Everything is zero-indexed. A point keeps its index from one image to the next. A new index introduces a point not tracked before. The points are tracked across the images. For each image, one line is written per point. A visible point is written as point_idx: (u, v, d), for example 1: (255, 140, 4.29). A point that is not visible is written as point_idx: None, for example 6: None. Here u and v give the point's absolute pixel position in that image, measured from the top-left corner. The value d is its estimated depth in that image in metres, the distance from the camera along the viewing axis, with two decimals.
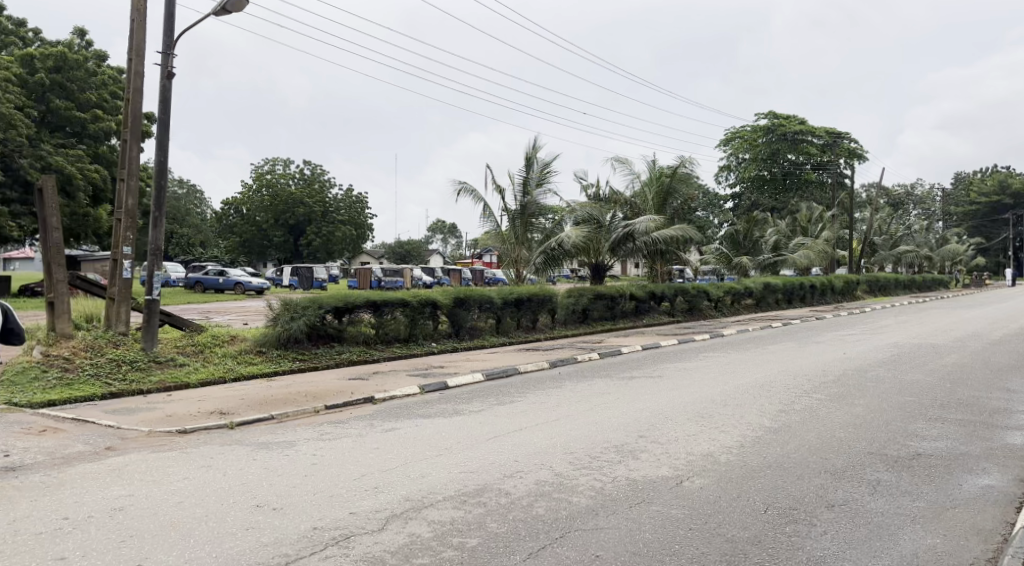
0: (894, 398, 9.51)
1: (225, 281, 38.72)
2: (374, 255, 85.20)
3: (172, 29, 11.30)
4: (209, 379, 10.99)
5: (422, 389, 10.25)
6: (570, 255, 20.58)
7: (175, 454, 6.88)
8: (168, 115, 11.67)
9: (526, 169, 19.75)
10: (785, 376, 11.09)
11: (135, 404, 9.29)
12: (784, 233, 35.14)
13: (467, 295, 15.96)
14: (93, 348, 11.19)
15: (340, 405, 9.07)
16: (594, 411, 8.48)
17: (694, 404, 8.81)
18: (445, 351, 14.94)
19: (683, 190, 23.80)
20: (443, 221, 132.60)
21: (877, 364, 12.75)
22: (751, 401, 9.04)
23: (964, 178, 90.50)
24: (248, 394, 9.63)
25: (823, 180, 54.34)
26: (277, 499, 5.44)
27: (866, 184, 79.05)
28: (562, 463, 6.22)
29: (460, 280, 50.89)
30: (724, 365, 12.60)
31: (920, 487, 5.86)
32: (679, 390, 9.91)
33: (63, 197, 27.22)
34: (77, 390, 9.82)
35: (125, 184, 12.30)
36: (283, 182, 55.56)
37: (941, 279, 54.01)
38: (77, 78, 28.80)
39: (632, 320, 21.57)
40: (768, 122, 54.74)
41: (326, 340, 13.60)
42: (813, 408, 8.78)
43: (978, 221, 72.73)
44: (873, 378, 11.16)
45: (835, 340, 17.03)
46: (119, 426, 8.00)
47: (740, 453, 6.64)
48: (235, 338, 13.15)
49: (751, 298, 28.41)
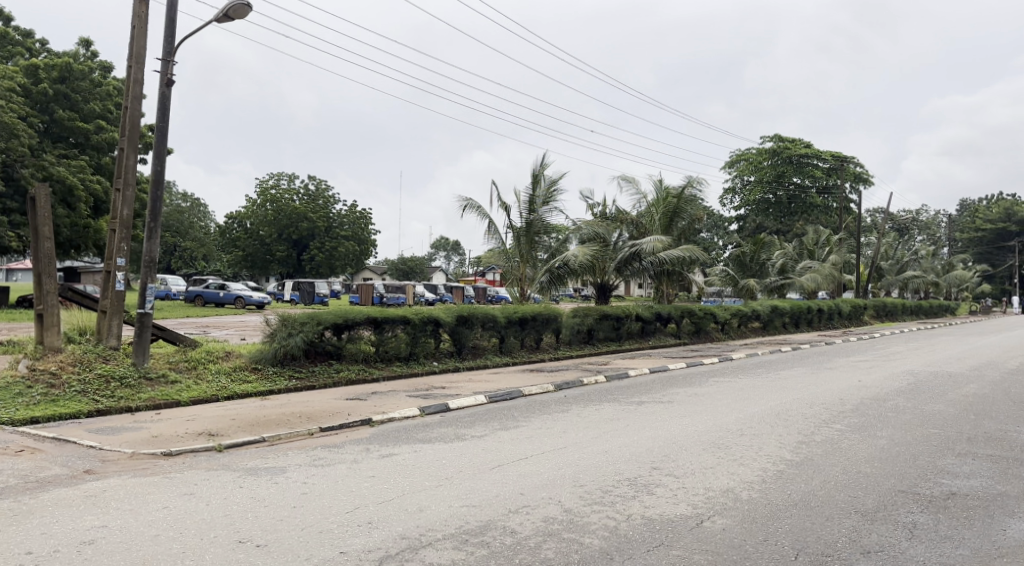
0: (918, 430, 9.04)
1: (225, 295, 38.42)
2: (377, 271, 84.94)
3: (173, 36, 11.00)
4: (200, 397, 10.56)
5: (422, 411, 9.81)
6: (575, 274, 20.20)
7: (156, 479, 6.43)
8: (167, 124, 11.31)
9: (532, 187, 19.42)
10: (800, 405, 10.61)
11: (121, 423, 8.85)
12: (791, 256, 34.80)
13: (470, 313, 15.51)
14: (82, 363, 10.76)
15: (335, 427, 8.63)
16: (603, 439, 8.01)
17: (709, 433, 8.35)
18: (447, 371, 14.52)
19: (691, 211, 23.39)
20: (446, 238, 132.61)
21: (894, 393, 12.25)
22: (768, 431, 8.59)
23: (969, 205, 90.09)
24: (240, 414, 9.19)
25: (829, 204, 54.06)
26: (262, 534, 5.00)
27: (871, 209, 78.66)
28: (571, 498, 5.77)
29: (463, 297, 50.54)
30: (737, 391, 12.11)
31: (960, 532, 5.40)
32: (692, 417, 9.43)
33: (63, 207, 27.04)
34: (61, 407, 9.40)
35: (120, 193, 11.94)
36: (288, 197, 55.39)
37: (948, 305, 53.43)
38: (81, 89, 28.67)
39: (638, 341, 21.13)
40: (774, 145, 54.60)
41: (325, 358, 13.17)
42: (835, 440, 8.32)
43: (983, 248, 72.23)
44: (892, 408, 10.68)
45: (847, 366, 16.56)
46: (100, 446, 7.57)
47: (762, 490, 6.18)
48: (230, 354, 12.73)
49: (758, 321, 27.97)
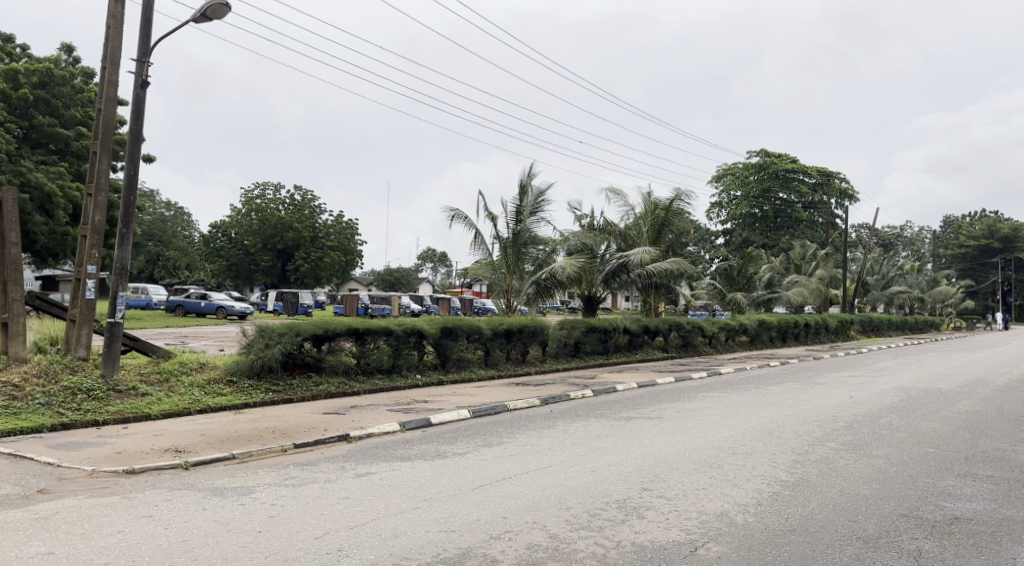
0: (914, 449, 8.76)
1: (207, 304, 37.82)
2: (363, 282, 84.39)
3: (149, 36, 10.64)
4: (172, 410, 10.12)
5: (402, 426, 9.44)
6: (563, 286, 19.91)
7: (114, 500, 6.01)
8: (142, 128, 10.92)
9: (519, 198, 19.15)
10: (792, 421, 10.31)
11: (84, 438, 8.40)
12: (778, 270, 34.76)
13: (454, 324, 15.12)
14: (48, 375, 10.29)
15: (310, 443, 8.23)
16: (590, 457, 7.67)
17: (701, 451, 8.03)
18: (430, 384, 14.11)
19: (678, 223, 23.17)
20: (433, 250, 132.19)
21: (886, 409, 11.99)
22: (762, 450, 8.27)
23: (953, 221, 90.77)
24: (210, 429, 8.76)
25: (815, 219, 54.25)
26: (222, 563, 4.61)
27: (857, 225, 79.05)
28: (557, 522, 5.43)
29: (449, 308, 50.18)
30: (727, 407, 11.80)
31: (969, 560, 5.11)
32: (682, 434, 9.11)
33: (42, 214, 26.58)
34: (23, 421, 8.94)
35: (91, 199, 11.49)
36: (273, 206, 54.86)
37: (932, 320, 53.60)
38: (63, 95, 28.17)
39: (625, 354, 20.81)
40: (760, 160, 54.81)
41: (304, 370, 12.76)
42: (830, 459, 8.04)
43: (965, 264, 72.70)
44: (885, 425, 10.41)
45: (837, 382, 16.30)
46: (59, 463, 7.12)
47: (758, 514, 5.86)
48: (205, 366, 12.28)
49: (746, 335, 27.74)
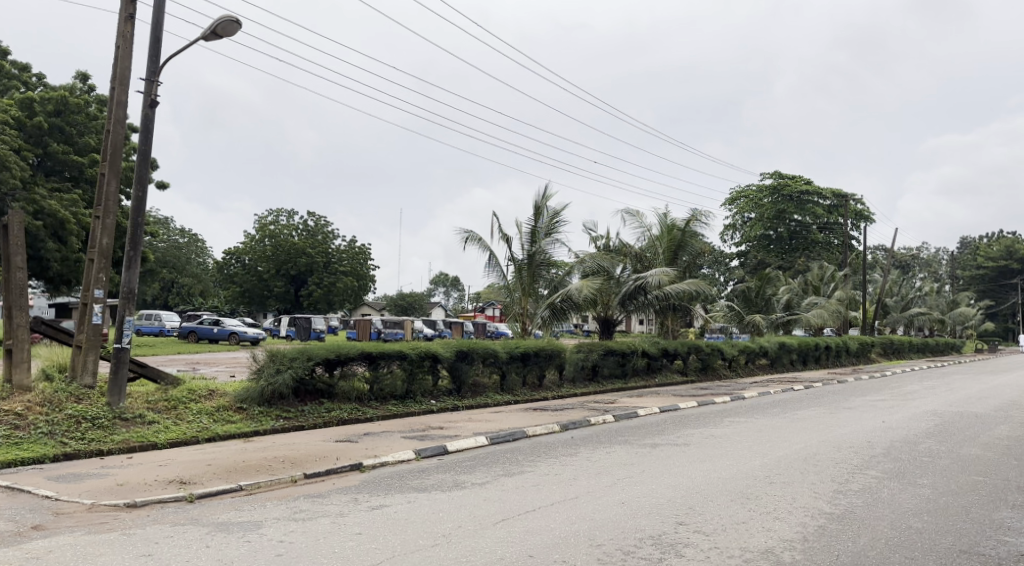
0: (962, 478, 8.22)
1: (219, 330, 37.65)
2: (376, 307, 84.19)
3: (158, 55, 10.44)
4: (179, 439, 9.75)
5: (418, 454, 9.02)
6: (579, 309, 19.45)
7: (112, 537, 5.62)
8: (150, 149, 10.67)
9: (534, 219, 18.81)
10: (828, 448, 9.78)
11: (87, 469, 8.03)
12: (796, 291, 34.14)
13: (469, 348, 14.71)
14: (51, 403, 9.94)
15: (321, 474, 7.82)
16: (618, 487, 7.21)
17: (735, 480, 7.56)
18: (446, 410, 13.69)
19: (696, 244, 22.71)
20: (445, 275, 132.18)
21: (922, 435, 11.44)
22: (799, 479, 7.78)
23: (970, 243, 89.49)
24: (217, 459, 8.36)
25: (830, 240, 53.66)
26: None
27: (873, 248, 78.10)
28: (588, 562, 4.99)
29: (462, 332, 49.77)
30: (756, 432, 11.27)
31: None
32: (713, 461, 8.63)
33: (55, 241, 26.53)
34: (25, 451, 8.59)
35: (98, 221, 11.19)
36: (287, 233, 54.93)
37: (954, 343, 52.53)
38: (77, 123, 28.15)
39: (644, 378, 20.31)
40: (774, 182, 54.25)
41: (316, 396, 12.38)
42: (873, 489, 7.54)
43: (984, 285, 71.43)
44: (926, 452, 9.84)
45: (867, 406, 15.67)
46: (57, 497, 6.73)
47: (805, 551, 5.38)
48: (214, 393, 11.92)
49: (765, 358, 27.19)
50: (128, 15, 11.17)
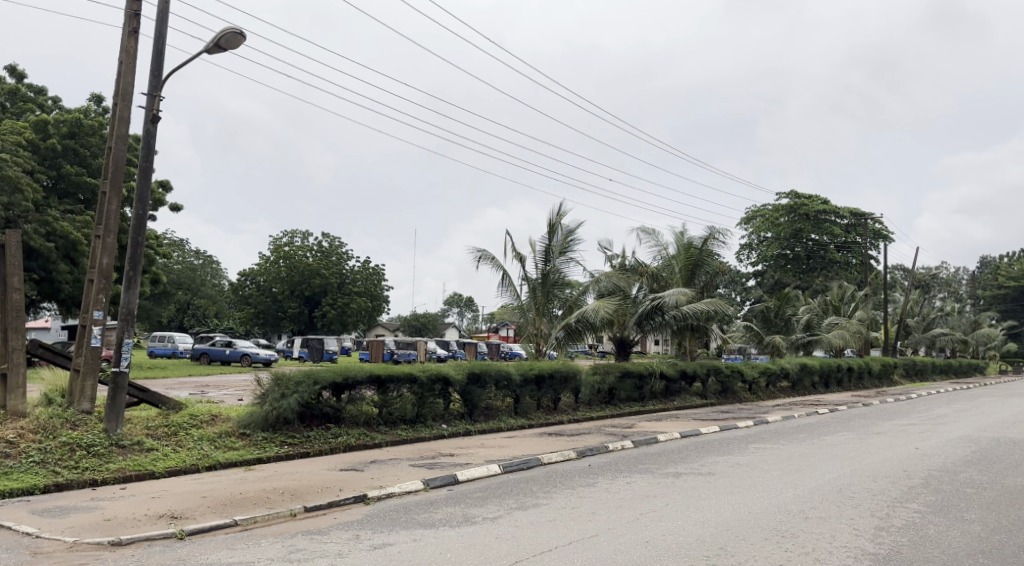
0: (1012, 512, 7.61)
1: (231, 352, 37.49)
2: (389, 328, 83.82)
3: (160, 69, 10.14)
4: (178, 468, 9.31)
5: (427, 485, 8.52)
6: (594, 329, 18.90)
7: None
8: (152, 165, 10.34)
9: (548, 237, 18.35)
10: (864, 479, 9.16)
11: (76, 501, 7.58)
12: (816, 311, 33.38)
13: (482, 371, 14.19)
14: (45, 430, 9.51)
15: (323, 507, 7.34)
16: (642, 523, 6.66)
17: (767, 516, 6.99)
18: (457, 435, 13.19)
19: (713, 262, 22.15)
20: (459, 295, 131.87)
21: (960, 463, 10.77)
22: (838, 514, 7.19)
23: (990, 262, 87.60)
24: (214, 491, 7.90)
25: (848, 259, 52.58)
26: None
27: (892, 267, 76.63)
28: None
29: (475, 353, 49.17)
30: (785, 460, 10.63)
31: None
32: (741, 494, 8.05)
33: (68, 263, 26.40)
34: (14, 481, 8.19)
35: (99, 240, 10.81)
36: (301, 254, 54.81)
37: (977, 364, 51.24)
38: (92, 145, 27.98)
39: (662, 401, 19.68)
40: (790, 201, 53.48)
41: (322, 422, 11.90)
42: (919, 525, 6.95)
43: (1007, 305, 69.65)
44: (969, 482, 9.20)
45: (898, 431, 14.94)
46: (38, 534, 6.28)
47: None
48: (217, 418, 11.48)
49: (787, 380, 26.45)
50: (132, 30, 10.92)
